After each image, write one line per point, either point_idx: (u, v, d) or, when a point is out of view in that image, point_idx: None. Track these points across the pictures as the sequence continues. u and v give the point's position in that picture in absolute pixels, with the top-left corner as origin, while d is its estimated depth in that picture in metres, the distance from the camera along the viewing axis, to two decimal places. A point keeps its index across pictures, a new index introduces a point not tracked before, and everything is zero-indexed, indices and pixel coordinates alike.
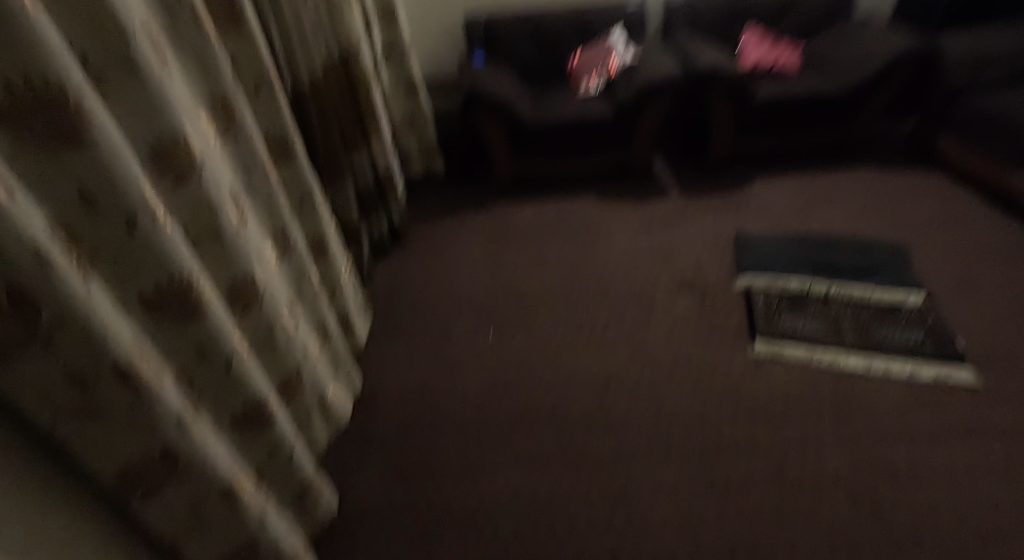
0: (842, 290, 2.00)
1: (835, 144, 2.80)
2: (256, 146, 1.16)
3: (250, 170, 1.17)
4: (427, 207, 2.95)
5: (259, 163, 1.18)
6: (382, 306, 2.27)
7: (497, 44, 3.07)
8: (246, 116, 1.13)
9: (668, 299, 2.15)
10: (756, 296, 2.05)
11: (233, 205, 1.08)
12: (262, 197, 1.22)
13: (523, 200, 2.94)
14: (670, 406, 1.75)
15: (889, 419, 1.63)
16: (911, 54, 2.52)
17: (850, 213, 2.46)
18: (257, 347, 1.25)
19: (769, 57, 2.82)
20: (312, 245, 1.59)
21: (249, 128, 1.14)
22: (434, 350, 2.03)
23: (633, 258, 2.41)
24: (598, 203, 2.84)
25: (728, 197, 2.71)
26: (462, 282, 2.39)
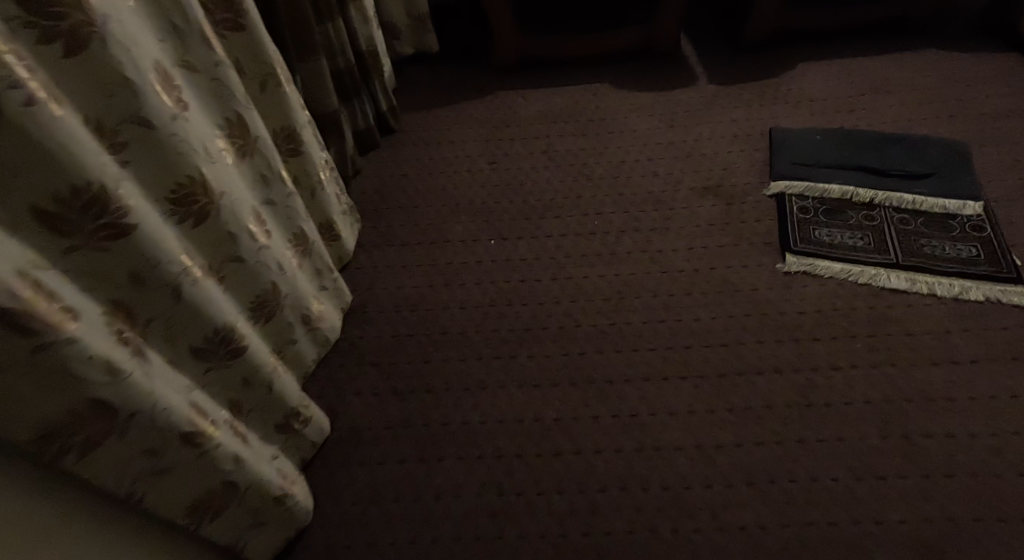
0: (887, 198, 1.80)
1: (894, 18, 2.50)
2: (189, 6, 0.90)
3: (185, 38, 0.92)
4: (421, 94, 2.64)
5: (198, 29, 0.92)
6: (372, 208, 2.06)
7: None
8: None
9: (689, 204, 1.94)
10: (791, 203, 1.86)
11: (158, 82, 0.85)
12: (207, 73, 0.97)
13: (529, 86, 2.63)
14: (687, 324, 1.59)
15: (929, 341, 1.48)
16: None
17: (897, 108, 2.19)
18: (216, 263, 1.06)
19: None
20: (280, 138, 1.35)
21: None
22: (430, 259, 1.86)
23: (652, 156, 2.17)
24: (613, 91, 2.54)
25: (761, 88, 2.43)
26: (461, 180, 2.16)
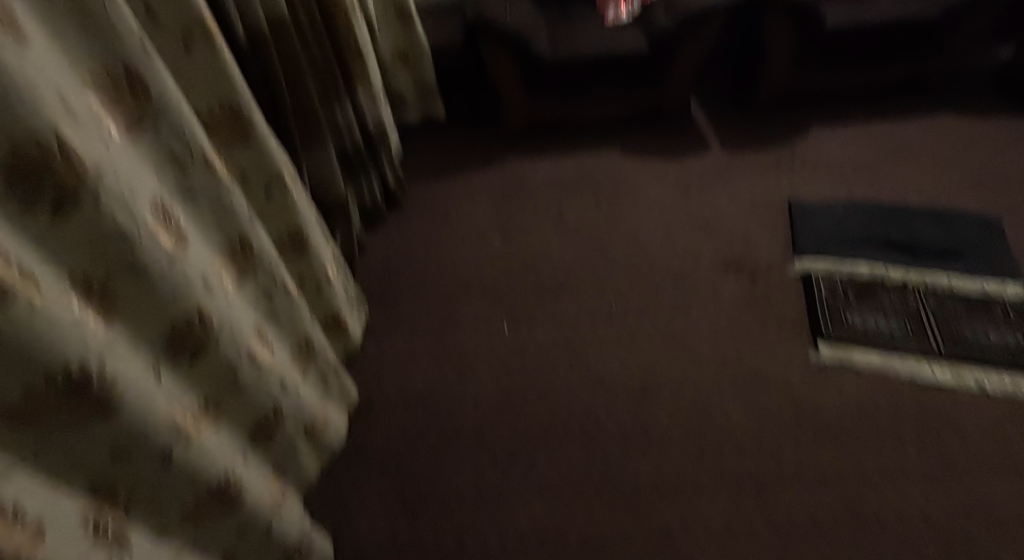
0: (920, 280, 1.72)
1: (907, 80, 2.49)
2: (190, 135, 0.85)
3: (185, 169, 0.86)
4: (428, 160, 2.60)
5: (198, 156, 0.87)
6: (379, 287, 1.98)
7: None
8: (173, 94, 0.81)
9: (712, 281, 1.85)
10: (818, 284, 1.77)
11: (156, 221, 0.78)
12: (208, 201, 0.91)
13: (539, 152, 2.58)
14: (719, 422, 1.48)
15: (983, 447, 1.39)
16: None
17: (921, 175, 2.14)
18: (217, 398, 0.96)
19: None
20: (287, 237, 1.33)
21: (180, 109, 0.82)
22: (441, 345, 1.76)
23: (669, 227, 2.10)
24: (625, 157, 2.49)
25: (777, 153, 2.39)
26: (472, 255, 2.08)
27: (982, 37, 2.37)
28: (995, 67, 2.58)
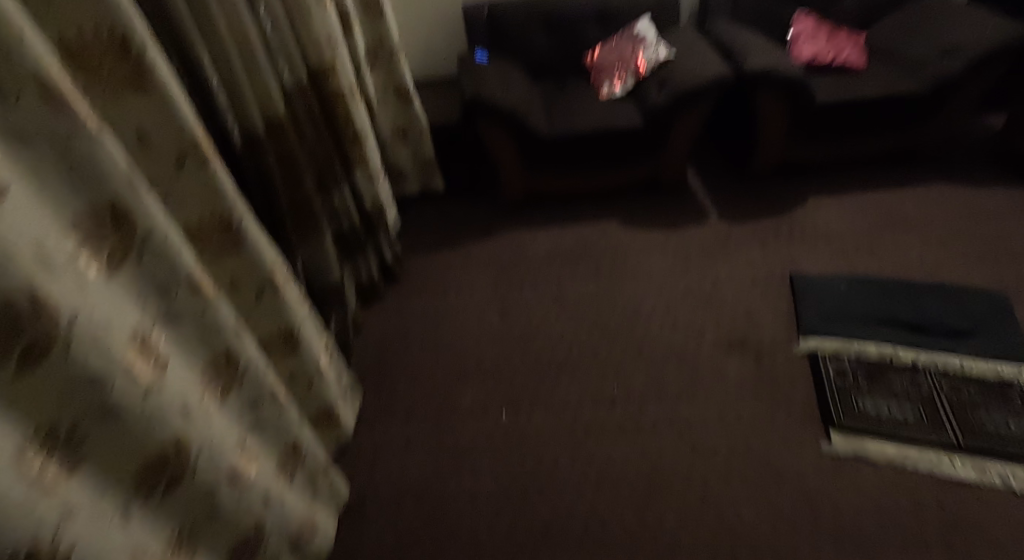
0: (931, 361, 1.67)
1: (900, 151, 2.52)
2: (172, 261, 0.86)
3: (168, 293, 0.87)
4: (426, 233, 2.59)
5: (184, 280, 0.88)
6: (374, 370, 1.93)
7: (502, 42, 2.70)
8: (160, 224, 0.83)
9: (715, 361, 1.81)
10: (826, 364, 1.72)
11: (134, 354, 0.77)
12: (190, 320, 0.92)
13: (537, 223, 2.58)
14: (729, 522, 1.41)
15: (1015, 551, 1.31)
16: (1011, 49, 2.21)
17: (923, 248, 2.11)
18: (194, 526, 0.91)
19: (827, 52, 2.49)
20: (278, 337, 1.30)
21: (165, 237, 0.84)
22: (437, 435, 1.70)
23: (670, 302, 2.06)
24: (623, 229, 2.49)
25: (776, 223, 2.38)
26: (469, 333, 2.05)
27: (972, 107, 2.39)
28: (988, 136, 2.60)
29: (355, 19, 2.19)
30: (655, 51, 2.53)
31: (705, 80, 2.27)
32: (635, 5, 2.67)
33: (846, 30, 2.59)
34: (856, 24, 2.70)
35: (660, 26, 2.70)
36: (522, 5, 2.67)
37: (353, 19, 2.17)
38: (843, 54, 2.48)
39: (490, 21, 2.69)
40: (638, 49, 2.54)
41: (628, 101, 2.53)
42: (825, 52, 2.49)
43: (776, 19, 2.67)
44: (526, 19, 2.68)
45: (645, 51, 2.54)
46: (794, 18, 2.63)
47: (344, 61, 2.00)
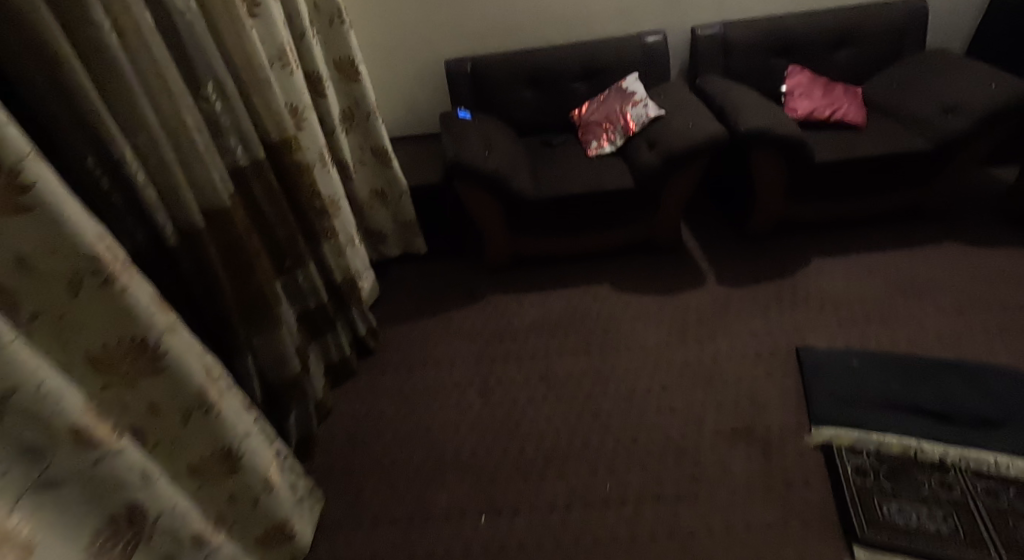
0: (963, 457, 1.50)
1: (905, 208, 2.40)
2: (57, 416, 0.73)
3: (42, 455, 0.73)
4: (406, 299, 2.44)
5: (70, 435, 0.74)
6: (342, 464, 1.75)
7: (486, 99, 2.61)
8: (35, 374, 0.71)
9: (716, 454, 1.64)
10: (845, 460, 1.55)
11: None
12: (76, 480, 0.77)
13: (523, 287, 2.43)
14: None
15: None
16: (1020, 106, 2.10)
17: (935, 318, 1.97)
18: None
19: (825, 107, 2.38)
20: (215, 459, 1.12)
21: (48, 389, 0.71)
22: (409, 549, 1.52)
23: (666, 381, 1.90)
24: (615, 293, 2.33)
25: (777, 288, 2.24)
26: (448, 418, 1.87)
27: (979, 163, 2.28)
28: (995, 190, 2.48)
29: (326, 81, 2.07)
30: (644, 108, 2.38)
31: (698, 140, 2.14)
32: (622, 59, 2.57)
33: (841, 85, 2.50)
34: (851, 77, 2.61)
35: (649, 81, 2.60)
36: (506, 62, 2.57)
37: (324, 81, 2.05)
38: (840, 108, 2.37)
39: (473, 78, 2.59)
40: (626, 104, 2.44)
41: (617, 159, 2.41)
42: (822, 106, 2.38)
43: (769, 72, 2.58)
44: (511, 76, 2.58)
45: (634, 108, 2.41)
46: (787, 71, 2.54)
47: (312, 123, 1.86)
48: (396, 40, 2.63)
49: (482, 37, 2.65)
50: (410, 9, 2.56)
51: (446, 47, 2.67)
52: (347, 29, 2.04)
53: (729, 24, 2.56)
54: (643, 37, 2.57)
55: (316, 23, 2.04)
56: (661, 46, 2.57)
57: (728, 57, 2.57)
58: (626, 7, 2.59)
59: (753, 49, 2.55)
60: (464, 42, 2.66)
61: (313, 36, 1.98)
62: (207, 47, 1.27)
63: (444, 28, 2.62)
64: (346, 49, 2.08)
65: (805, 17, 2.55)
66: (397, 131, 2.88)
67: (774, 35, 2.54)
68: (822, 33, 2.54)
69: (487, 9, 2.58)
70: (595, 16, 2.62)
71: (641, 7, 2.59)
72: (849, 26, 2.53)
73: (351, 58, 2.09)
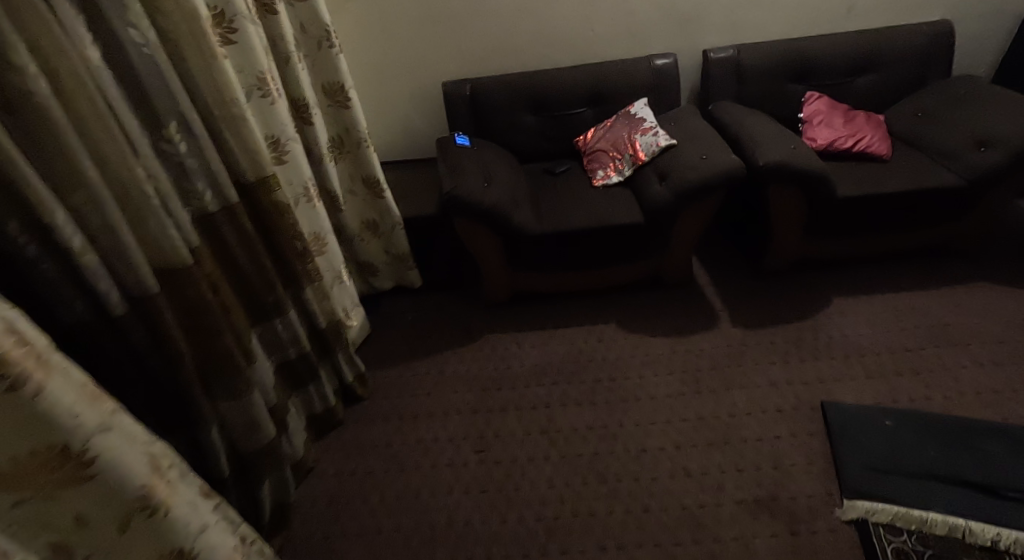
0: (1016, 540, 1.36)
1: (930, 246, 2.26)
2: None
3: None
4: (398, 337, 2.28)
5: None
6: (324, 532, 1.59)
7: (485, 124, 2.46)
8: None
9: (738, 529, 1.49)
10: (883, 541, 1.41)
11: None
12: None
13: (524, 326, 2.27)
14: None
15: None
16: None
17: (970, 371, 1.82)
18: None
19: (847, 136, 2.24)
20: None
21: None
22: None
23: (680, 439, 1.74)
24: (623, 334, 2.18)
25: (795, 331, 2.09)
26: (442, 478, 1.71)
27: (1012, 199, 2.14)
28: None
29: (314, 108, 1.93)
30: (654, 136, 2.23)
31: (714, 174, 2.00)
32: (631, 84, 2.43)
33: (863, 113, 2.37)
34: (872, 104, 2.47)
35: (658, 106, 2.46)
36: (507, 85, 2.43)
37: (312, 109, 1.90)
38: (863, 138, 2.24)
39: (472, 102, 2.45)
40: (635, 132, 2.29)
41: (626, 191, 2.26)
42: (843, 136, 2.25)
43: (785, 99, 2.44)
44: (512, 100, 2.44)
45: (643, 135, 2.26)
46: (805, 98, 2.41)
47: (296, 157, 1.71)
48: (390, 61, 2.49)
49: (482, 58, 2.51)
50: (406, 29, 2.41)
51: (443, 69, 2.52)
52: (336, 53, 1.90)
53: (743, 48, 2.42)
54: (652, 60, 2.43)
55: (303, 46, 1.89)
56: (672, 69, 2.43)
57: (742, 82, 2.43)
58: (635, 28, 2.45)
59: (768, 74, 2.41)
60: (463, 63, 2.52)
61: (299, 61, 1.84)
62: (172, 85, 1.13)
63: (442, 50, 2.48)
64: (336, 75, 1.93)
65: (823, 40, 2.41)
66: (392, 155, 2.74)
67: (791, 59, 2.40)
68: (843, 58, 2.40)
69: (488, 30, 2.44)
70: (601, 38, 2.47)
71: (650, 28, 2.45)
72: (871, 50, 2.40)
73: (341, 84, 1.94)
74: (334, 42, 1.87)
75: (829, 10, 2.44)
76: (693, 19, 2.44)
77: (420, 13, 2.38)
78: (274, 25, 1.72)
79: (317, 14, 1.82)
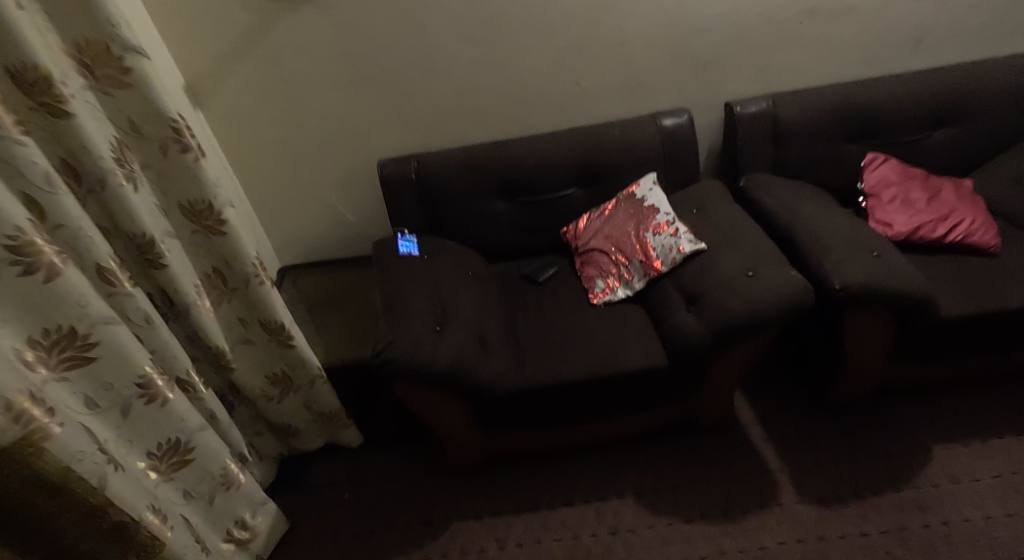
0: None
1: None
2: None
3: None
4: (329, 531, 1.63)
5: None
6: None
7: (440, 219, 1.82)
8: None
9: None
10: None
11: None
12: None
13: (504, 506, 1.63)
14: None
15: None
16: None
17: None
18: None
19: (935, 222, 1.63)
20: None
21: None
22: None
23: None
24: (646, 520, 1.55)
25: (891, 513, 1.47)
26: None
27: None
28: None
29: (166, 242, 1.27)
30: (672, 237, 1.59)
31: (768, 304, 1.37)
32: (633, 156, 1.80)
33: (949, 180, 1.75)
34: (955, 165, 1.86)
35: (670, 182, 1.83)
36: (465, 166, 1.78)
37: (160, 246, 1.25)
38: (959, 223, 1.62)
39: (419, 189, 1.79)
40: (644, 227, 1.66)
41: (636, 312, 1.63)
42: (930, 221, 1.63)
43: (837, 165, 1.83)
44: (473, 184, 1.79)
45: (656, 234, 1.63)
46: (865, 162, 1.80)
47: (112, 346, 1.05)
48: (302, 137, 1.82)
49: (430, 127, 1.85)
50: (321, 96, 1.75)
51: (378, 143, 1.86)
52: (195, 159, 1.24)
53: (780, 100, 1.81)
54: (658, 120, 1.80)
55: (138, 151, 1.23)
56: (685, 132, 1.80)
57: (781, 145, 1.82)
58: (634, 79, 1.82)
59: (814, 135, 1.81)
60: (405, 134, 1.85)
61: (129, 181, 1.18)
62: None
63: (375, 121, 1.81)
64: (198, 191, 1.28)
65: (889, 85, 1.79)
66: (324, 251, 2.08)
67: (845, 113, 1.79)
68: (916, 108, 1.78)
69: (436, 92, 1.78)
70: (589, 93, 1.83)
71: (655, 79, 1.83)
72: (954, 96, 1.78)
73: (206, 201, 1.29)
74: (188, 143, 1.22)
75: (893, 44, 1.83)
76: (712, 63, 1.81)
77: (339, 74, 1.71)
78: (69, 133, 1.06)
79: (155, 106, 1.16)
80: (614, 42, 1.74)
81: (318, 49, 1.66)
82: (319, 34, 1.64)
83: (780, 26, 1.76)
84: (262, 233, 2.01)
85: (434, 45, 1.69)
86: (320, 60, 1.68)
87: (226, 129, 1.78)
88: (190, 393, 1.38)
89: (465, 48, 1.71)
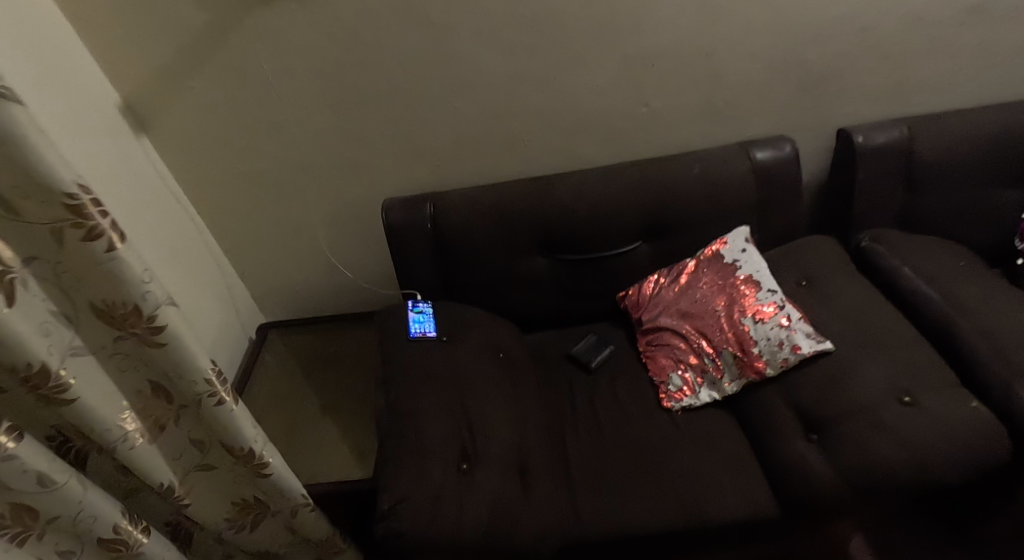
0: None
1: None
2: None
3: None
4: None
5: None
6: None
7: (463, 281, 1.40)
8: None
9: None
10: None
11: None
12: None
13: None
14: None
15: None
16: None
17: None
18: None
19: None
20: None
21: None
22: None
23: None
24: None
25: None
26: None
27: None
28: None
29: (69, 366, 0.85)
30: (783, 330, 1.18)
31: (934, 458, 0.99)
32: (718, 204, 1.36)
33: None
34: None
35: (764, 236, 1.40)
36: (496, 214, 1.35)
37: (59, 375, 0.83)
38: None
39: (434, 243, 1.36)
40: (739, 309, 1.25)
41: (727, 425, 1.21)
42: None
43: (988, 216, 1.38)
44: (507, 238, 1.36)
45: (758, 322, 1.22)
46: None
47: None
48: (284, 169, 1.40)
49: (450, 158, 1.41)
50: (307, 118, 1.31)
51: (383, 178, 1.43)
52: (108, 248, 0.80)
53: (918, 128, 1.35)
54: (750, 152, 1.36)
55: (19, 234, 0.78)
56: (786, 170, 1.35)
57: (915, 190, 1.37)
58: (721, 99, 1.37)
59: (959, 176, 1.35)
60: (418, 167, 1.42)
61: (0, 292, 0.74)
62: None
63: (380, 151, 1.38)
64: (118, 290, 0.84)
65: None
66: (320, 303, 1.68)
67: (1007, 149, 1.33)
68: None
69: (458, 114, 1.34)
70: (661, 115, 1.38)
71: (750, 100, 1.38)
72: None
73: (129, 304, 0.86)
74: (95, 228, 0.78)
75: None
76: (827, 79, 1.36)
77: (330, 91, 1.28)
78: None
79: (33, 176, 0.71)
80: (702, 50, 1.29)
81: (300, 58, 1.22)
82: (302, 38, 1.20)
83: (926, 28, 1.30)
84: (236, 282, 1.60)
85: (458, 54, 1.25)
86: (304, 73, 1.24)
87: (185, 158, 1.36)
88: (121, 552, 0.98)
89: (500, 57, 1.26)
